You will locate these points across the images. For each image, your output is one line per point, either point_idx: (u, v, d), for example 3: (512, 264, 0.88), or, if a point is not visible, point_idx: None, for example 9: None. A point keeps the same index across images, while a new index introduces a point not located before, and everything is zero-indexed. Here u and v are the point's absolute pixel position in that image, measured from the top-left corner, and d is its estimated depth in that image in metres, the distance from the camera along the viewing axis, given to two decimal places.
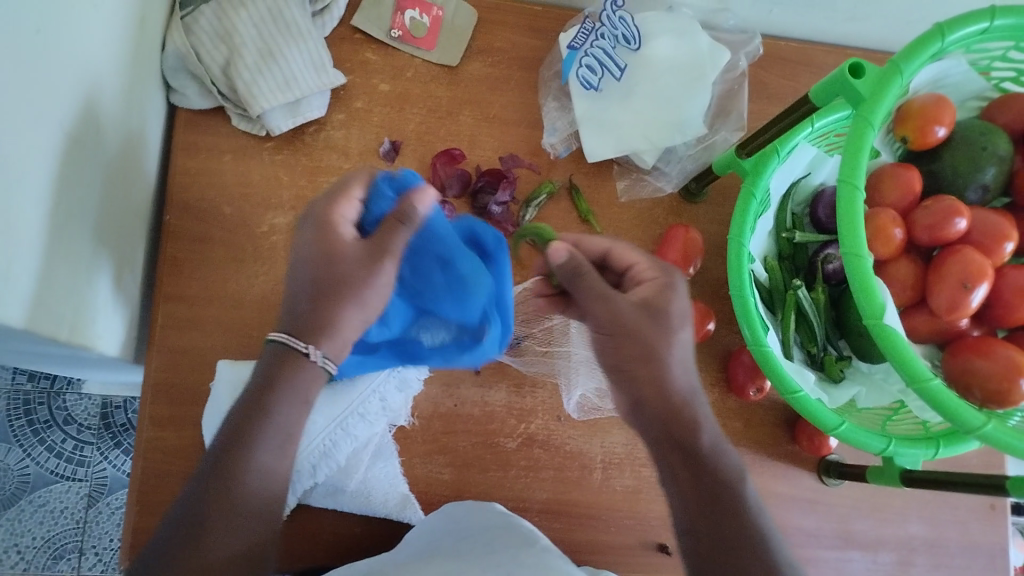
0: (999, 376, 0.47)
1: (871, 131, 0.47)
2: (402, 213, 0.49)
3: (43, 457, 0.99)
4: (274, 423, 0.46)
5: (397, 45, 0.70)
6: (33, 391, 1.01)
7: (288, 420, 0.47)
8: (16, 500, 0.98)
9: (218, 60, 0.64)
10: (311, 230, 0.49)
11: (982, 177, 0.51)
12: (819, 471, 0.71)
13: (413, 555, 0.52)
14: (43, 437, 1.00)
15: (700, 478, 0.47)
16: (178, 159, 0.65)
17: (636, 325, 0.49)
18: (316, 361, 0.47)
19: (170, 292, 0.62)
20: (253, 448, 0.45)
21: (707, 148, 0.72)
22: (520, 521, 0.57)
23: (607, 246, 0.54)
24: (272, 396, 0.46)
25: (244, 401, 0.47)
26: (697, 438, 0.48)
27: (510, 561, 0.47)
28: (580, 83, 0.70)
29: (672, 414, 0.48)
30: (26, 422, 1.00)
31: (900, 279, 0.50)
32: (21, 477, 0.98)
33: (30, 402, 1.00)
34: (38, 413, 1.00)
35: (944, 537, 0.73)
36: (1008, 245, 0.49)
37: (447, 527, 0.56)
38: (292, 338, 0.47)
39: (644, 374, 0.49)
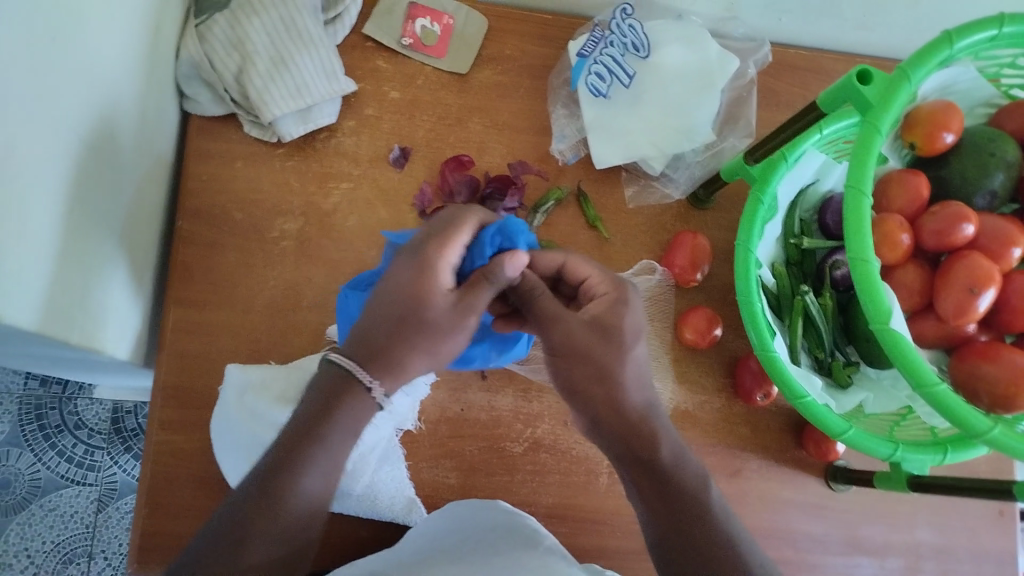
0: (1005, 381, 0.47)
1: (879, 137, 0.47)
2: (492, 272, 0.47)
3: (54, 461, 1.00)
4: (326, 447, 0.45)
5: (407, 53, 0.71)
6: (45, 396, 1.01)
7: (339, 450, 0.45)
8: (26, 504, 0.99)
9: (230, 69, 0.64)
10: (412, 263, 0.48)
11: (989, 183, 0.51)
12: (825, 477, 0.71)
13: (420, 556, 0.52)
14: (54, 442, 1.01)
15: (669, 489, 0.48)
16: (190, 165, 0.65)
17: (589, 346, 0.49)
18: (378, 396, 0.46)
19: (181, 297, 0.63)
20: (300, 475, 0.44)
21: (715, 155, 0.72)
22: (525, 519, 0.58)
23: (561, 258, 0.53)
24: (329, 425, 0.45)
25: (300, 421, 0.45)
26: (658, 453, 0.48)
27: (515, 565, 0.48)
28: (590, 91, 0.70)
29: (627, 431, 0.49)
30: (37, 427, 1.01)
31: (906, 284, 0.51)
32: (32, 481, 0.99)
33: (41, 407, 1.01)
34: (50, 418, 1.01)
35: (951, 544, 0.72)
36: (1015, 251, 0.49)
37: (453, 528, 0.57)
38: (350, 363, 0.46)
39: (597, 397, 0.49)
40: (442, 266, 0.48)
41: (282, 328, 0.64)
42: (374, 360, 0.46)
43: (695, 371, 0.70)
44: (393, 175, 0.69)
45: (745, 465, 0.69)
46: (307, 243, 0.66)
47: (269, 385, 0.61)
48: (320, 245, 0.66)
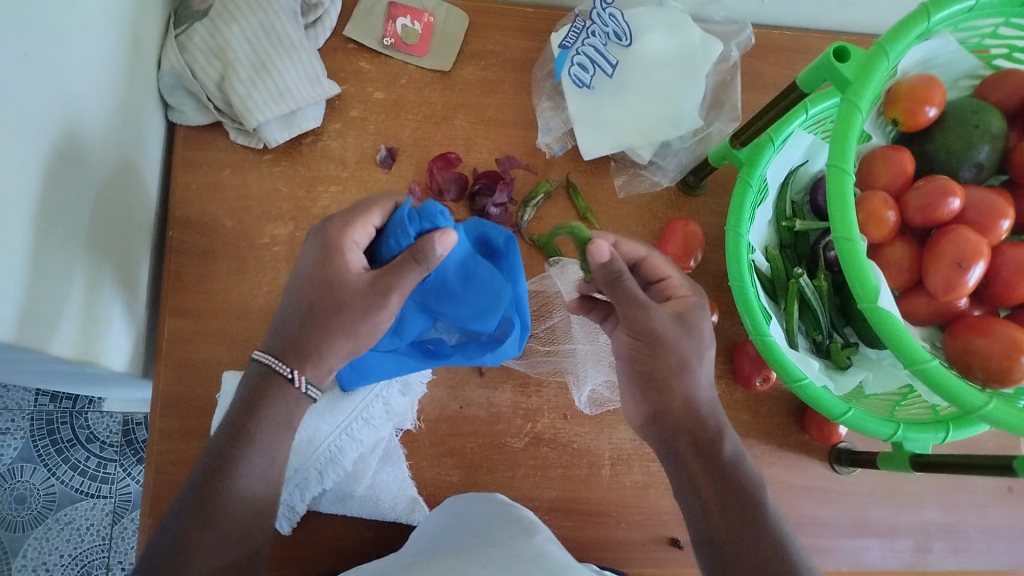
0: (999, 355, 0.46)
1: (859, 114, 0.47)
2: (422, 252, 0.48)
3: (68, 475, 1.01)
4: (258, 445, 0.49)
5: (389, 53, 0.71)
6: (56, 411, 1.03)
7: (270, 445, 0.49)
8: (42, 519, 0.99)
9: (212, 77, 0.64)
10: (317, 246, 0.51)
11: (975, 154, 0.50)
12: (830, 460, 0.70)
13: (416, 555, 0.53)
14: (67, 456, 1.02)
15: (727, 483, 0.49)
16: (178, 176, 0.66)
17: (671, 336, 0.51)
18: (300, 386, 0.50)
19: (174, 307, 0.63)
20: (234, 474, 0.47)
21: (703, 141, 0.72)
22: (522, 512, 0.57)
23: (643, 253, 0.55)
24: (254, 421, 0.49)
25: (229, 423, 0.49)
26: (721, 448, 0.50)
27: (510, 555, 0.47)
28: (573, 82, 0.69)
29: (686, 427, 0.51)
30: (49, 442, 1.02)
31: (895, 261, 0.50)
32: (47, 496, 1.00)
33: (52, 422, 1.02)
34: (61, 433, 1.02)
35: (960, 522, 0.72)
36: (1004, 222, 0.48)
37: (448, 522, 0.56)
38: (269, 356, 0.50)
39: (671, 389, 0.51)
40: (344, 246, 0.50)
41: None
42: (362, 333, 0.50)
43: None
44: (381, 176, 0.69)
45: (748, 451, 0.69)
46: (298, 247, 0.66)
47: None
48: None
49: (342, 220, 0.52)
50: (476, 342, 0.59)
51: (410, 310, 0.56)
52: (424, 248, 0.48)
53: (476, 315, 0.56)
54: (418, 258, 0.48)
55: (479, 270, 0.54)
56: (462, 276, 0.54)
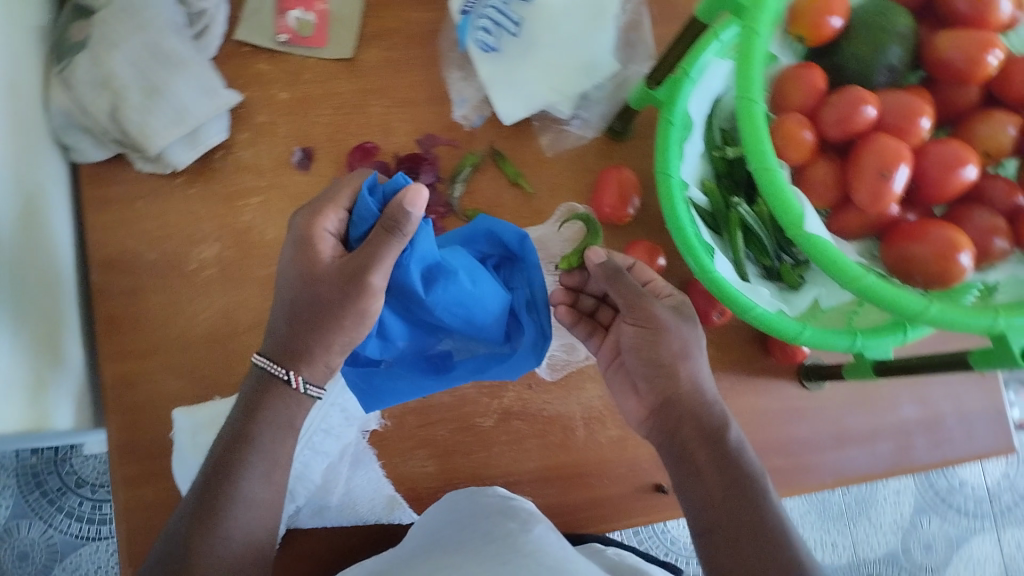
0: (935, 257, 0.46)
1: (760, 37, 0.46)
2: (398, 218, 0.47)
3: (65, 524, 0.99)
4: (258, 449, 0.50)
5: (286, 49, 0.68)
6: (40, 463, 1.00)
7: (272, 447, 0.51)
8: (49, 570, 0.99)
9: (103, 109, 0.61)
10: (292, 244, 0.49)
11: (886, 59, 0.49)
12: (799, 377, 0.70)
13: (415, 551, 0.54)
14: (60, 505, 1.00)
15: (730, 469, 0.50)
16: (92, 216, 0.63)
17: (673, 323, 0.54)
18: (298, 387, 0.51)
19: (114, 352, 0.62)
20: (238, 478, 0.49)
21: (621, 85, 0.70)
22: (524, 505, 0.58)
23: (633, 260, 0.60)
24: (254, 425, 0.51)
25: (232, 423, 0.51)
26: (727, 433, 0.51)
27: (506, 551, 0.50)
28: (480, 48, 0.67)
29: (690, 416, 0.52)
30: (39, 493, 0.99)
31: (820, 181, 0.49)
32: (49, 546, 0.99)
33: (39, 474, 1.00)
34: (50, 483, 1.00)
35: (935, 415, 0.73)
36: (923, 121, 0.47)
37: (449, 518, 0.57)
38: (268, 361, 0.51)
39: (676, 373, 0.53)
40: (317, 233, 0.49)
41: (225, 359, 0.63)
42: (304, 342, 0.50)
43: None
44: (300, 178, 0.66)
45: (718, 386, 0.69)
46: (229, 266, 0.64)
47: (220, 420, 0.60)
48: (241, 266, 0.64)
49: (308, 211, 0.50)
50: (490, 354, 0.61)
51: (386, 312, 0.56)
52: (396, 213, 0.47)
53: (456, 315, 0.57)
54: (392, 226, 0.47)
55: (445, 272, 0.55)
56: (431, 276, 0.55)
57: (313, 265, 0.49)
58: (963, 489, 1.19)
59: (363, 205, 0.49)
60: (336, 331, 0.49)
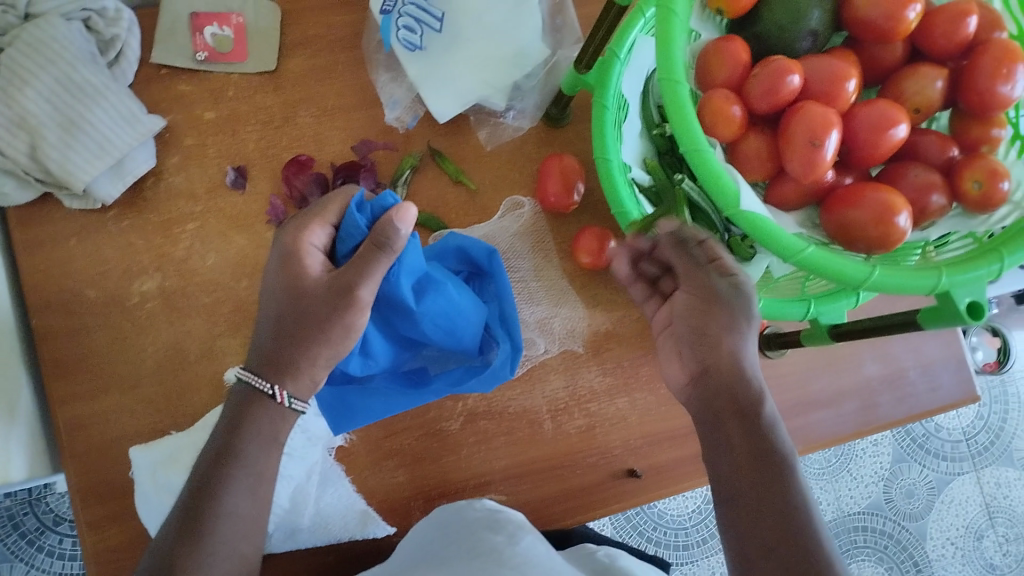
0: (873, 221, 0.46)
1: (676, 16, 0.45)
2: (385, 234, 0.47)
3: (47, 563, 0.97)
4: (244, 462, 0.48)
5: (206, 67, 0.66)
6: (14, 504, 0.98)
7: (258, 461, 0.49)
8: None
9: (22, 149, 0.59)
10: (277, 258, 0.49)
11: (806, 24, 0.48)
12: (760, 346, 0.70)
13: (404, 564, 0.54)
14: (40, 544, 0.98)
15: (759, 441, 0.47)
16: (25, 260, 0.61)
17: (724, 297, 0.50)
18: (283, 400, 0.49)
19: (63, 395, 0.60)
20: (223, 493, 0.47)
21: (553, 71, 0.69)
22: (510, 517, 0.58)
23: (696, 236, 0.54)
24: (239, 439, 0.49)
25: (218, 434, 0.50)
26: (761, 407, 0.48)
27: (492, 564, 0.50)
28: (405, 47, 0.66)
29: (726, 387, 0.49)
30: (18, 535, 0.97)
31: (753, 155, 0.48)
32: None
33: (15, 516, 0.97)
34: (27, 524, 0.98)
35: (897, 370, 0.73)
36: (849, 84, 0.47)
37: (435, 535, 0.57)
38: (254, 377, 0.49)
39: (721, 345, 0.49)
40: (305, 249, 0.49)
41: (178, 391, 0.62)
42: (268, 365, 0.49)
43: (604, 291, 0.69)
44: (236, 198, 0.65)
45: None
46: (172, 296, 0.63)
47: (177, 457, 0.58)
48: (185, 294, 0.63)
49: (294, 226, 0.50)
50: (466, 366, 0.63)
51: (372, 324, 0.57)
52: (385, 228, 0.47)
53: (439, 326, 0.59)
54: (381, 242, 0.47)
55: (432, 283, 0.58)
56: (418, 288, 0.57)
57: (299, 281, 0.48)
58: (939, 434, 1.21)
59: (351, 222, 0.49)
60: (292, 352, 0.49)
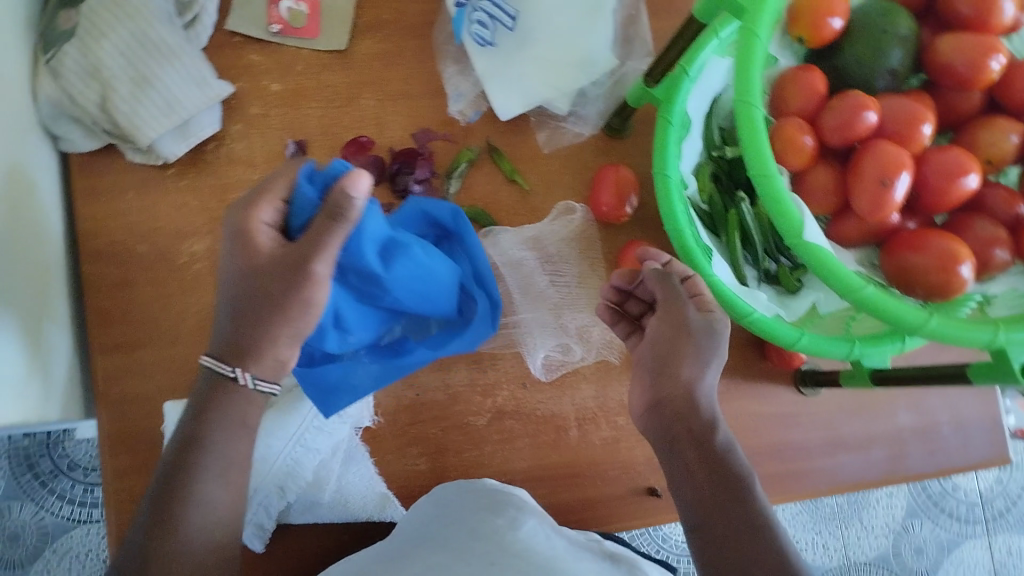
0: (936, 267, 0.45)
1: (759, 40, 0.45)
2: (336, 206, 0.45)
3: (56, 506, 0.98)
4: (211, 450, 0.48)
5: (279, 40, 0.67)
6: (32, 445, 0.98)
7: (225, 446, 0.49)
8: (40, 552, 0.97)
9: (92, 99, 0.60)
10: (231, 241, 0.48)
11: (887, 62, 0.48)
12: (795, 383, 0.69)
13: (409, 540, 0.54)
14: (52, 487, 0.98)
15: (718, 469, 0.48)
16: (81, 207, 0.62)
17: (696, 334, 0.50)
18: (247, 382, 0.49)
19: (104, 344, 0.61)
20: (193, 482, 0.47)
21: (619, 82, 0.69)
22: (512, 496, 0.59)
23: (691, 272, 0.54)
24: (204, 427, 0.48)
25: (183, 428, 0.49)
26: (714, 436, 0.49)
27: (496, 550, 0.49)
28: (475, 41, 0.65)
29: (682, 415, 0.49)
30: (31, 476, 0.98)
31: (819, 187, 0.48)
32: (40, 528, 0.98)
33: (31, 456, 0.98)
34: (42, 465, 0.99)
35: (932, 422, 0.72)
36: (925, 127, 0.46)
37: (436, 512, 0.57)
38: (218, 363, 0.49)
39: (679, 375, 0.49)
40: (255, 226, 0.47)
41: None
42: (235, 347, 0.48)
43: None
44: None
45: None
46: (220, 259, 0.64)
47: None
48: None
49: (244, 203, 0.48)
50: (447, 324, 0.63)
51: (347, 301, 0.56)
52: (336, 198, 0.45)
53: (412, 291, 0.57)
54: (335, 212, 0.45)
55: (400, 247, 0.55)
56: (386, 253, 0.55)
57: (253, 258, 0.47)
58: (956, 494, 1.19)
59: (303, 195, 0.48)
60: (253, 334, 0.48)
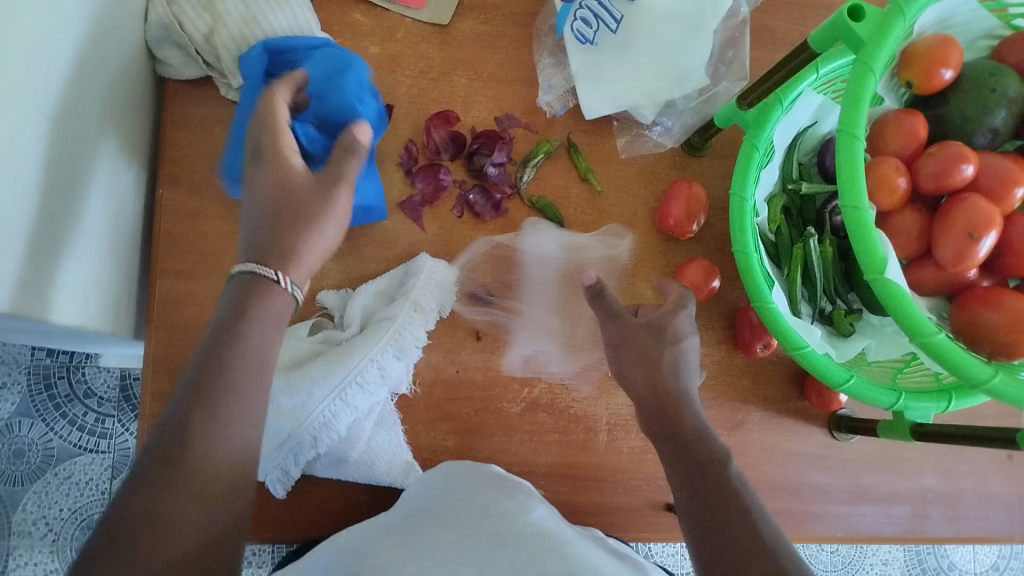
0: (1007, 327, 0.45)
1: (873, 76, 0.45)
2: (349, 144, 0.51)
3: (66, 430, 0.98)
4: (249, 342, 0.44)
5: (386, 5, 0.68)
6: (53, 365, 0.99)
7: (262, 343, 0.45)
8: (41, 473, 0.96)
9: (200, 28, 0.61)
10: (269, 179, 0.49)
11: (990, 120, 0.49)
12: (829, 427, 0.70)
13: (415, 508, 0.54)
14: (65, 411, 0.98)
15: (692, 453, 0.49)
16: (167, 131, 0.64)
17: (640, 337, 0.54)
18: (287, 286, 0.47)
19: (165, 268, 0.62)
20: (228, 376, 0.42)
21: (708, 100, 0.70)
22: (520, 484, 0.58)
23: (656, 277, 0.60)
24: (244, 320, 0.44)
25: (210, 338, 0.44)
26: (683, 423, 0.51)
27: (507, 529, 0.48)
28: (575, 37, 0.67)
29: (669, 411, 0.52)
30: (47, 396, 0.98)
31: (904, 230, 0.49)
32: (46, 450, 0.97)
33: (50, 377, 0.98)
34: (59, 388, 0.99)
35: (956, 490, 0.72)
36: (1018, 190, 0.47)
37: (439, 483, 0.57)
38: (259, 267, 0.46)
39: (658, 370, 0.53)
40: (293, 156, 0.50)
41: None
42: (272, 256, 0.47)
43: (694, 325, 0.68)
44: None
45: (747, 417, 0.68)
46: None
47: None
48: None
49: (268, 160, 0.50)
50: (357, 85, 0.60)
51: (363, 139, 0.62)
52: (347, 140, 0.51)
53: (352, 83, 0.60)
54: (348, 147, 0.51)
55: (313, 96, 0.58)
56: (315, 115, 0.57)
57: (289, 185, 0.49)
58: (951, 573, 1.18)
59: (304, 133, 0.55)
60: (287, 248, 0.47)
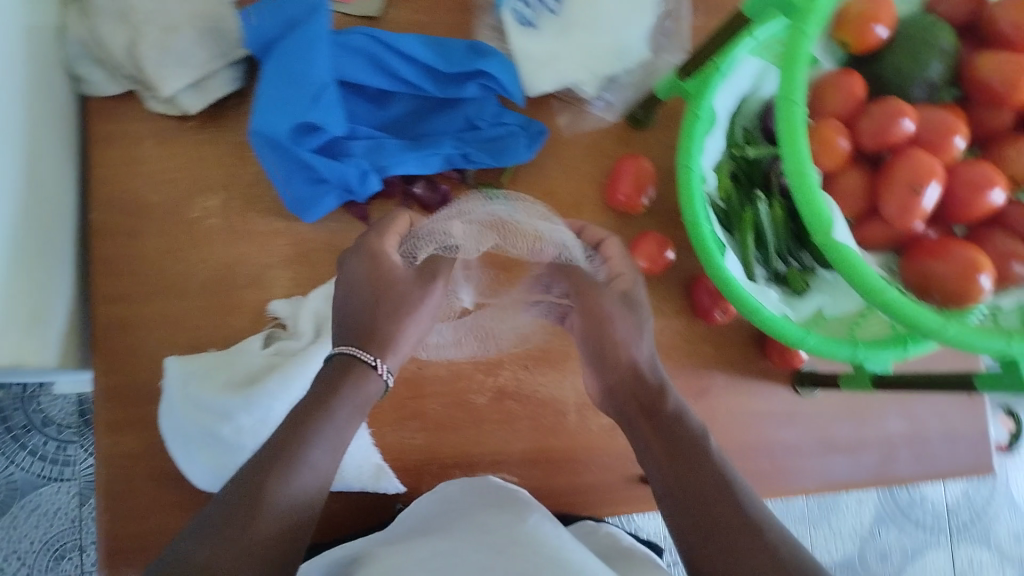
0: (956, 277, 0.46)
1: (807, 39, 0.45)
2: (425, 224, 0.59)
3: (27, 462, 0.94)
4: (333, 420, 0.48)
5: None
6: (6, 398, 0.94)
7: (342, 426, 0.48)
8: (6, 508, 0.93)
9: (119, 42, 0.59)
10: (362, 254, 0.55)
11: (926, 73, 0.49)
12: (792, 383, 0.70)
13: (411, 531, 0.55)
14: (23, 442, 0.94)
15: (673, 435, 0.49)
16: (95, 152, 0.61)
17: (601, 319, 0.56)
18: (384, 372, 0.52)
19: (107, 292, 0.60)
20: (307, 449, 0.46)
21: (649, 73, 0.69)
22: (519, 494, 0.58)
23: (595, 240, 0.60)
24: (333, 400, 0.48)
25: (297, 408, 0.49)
26: (663, 402, 0.51)
27: (505, 542, 0.48)
28: (516, 19, 0.66)
29: (631, 380, 0.53)
30: (3, 430, 0.94)
31: (848, 189, 0.49)
32: (8, 484, 0.93)
33: (4, 409, 0.94)
34: (15, 419, 0.94)
35: (922, 432, 0.74)
36: (957, 140, 0.47)
37: (440, 511, 0.57)
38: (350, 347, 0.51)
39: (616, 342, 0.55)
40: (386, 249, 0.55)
41: (221, 311, 0.62)
42: (373, 342, 0.52)
43: (653, 297, 0.68)
44: None
45: (712, 383, 0.69)
46: (232, 216, 0.63)
47: (213, 376, 0.59)
48: (245, 217, 0.63)
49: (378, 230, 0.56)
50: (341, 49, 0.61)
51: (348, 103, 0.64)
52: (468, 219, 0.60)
53: (377, 69, 0.63)
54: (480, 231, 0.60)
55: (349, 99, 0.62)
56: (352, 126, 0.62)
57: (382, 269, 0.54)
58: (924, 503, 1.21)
59: (369, 182, 0.61)
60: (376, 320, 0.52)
